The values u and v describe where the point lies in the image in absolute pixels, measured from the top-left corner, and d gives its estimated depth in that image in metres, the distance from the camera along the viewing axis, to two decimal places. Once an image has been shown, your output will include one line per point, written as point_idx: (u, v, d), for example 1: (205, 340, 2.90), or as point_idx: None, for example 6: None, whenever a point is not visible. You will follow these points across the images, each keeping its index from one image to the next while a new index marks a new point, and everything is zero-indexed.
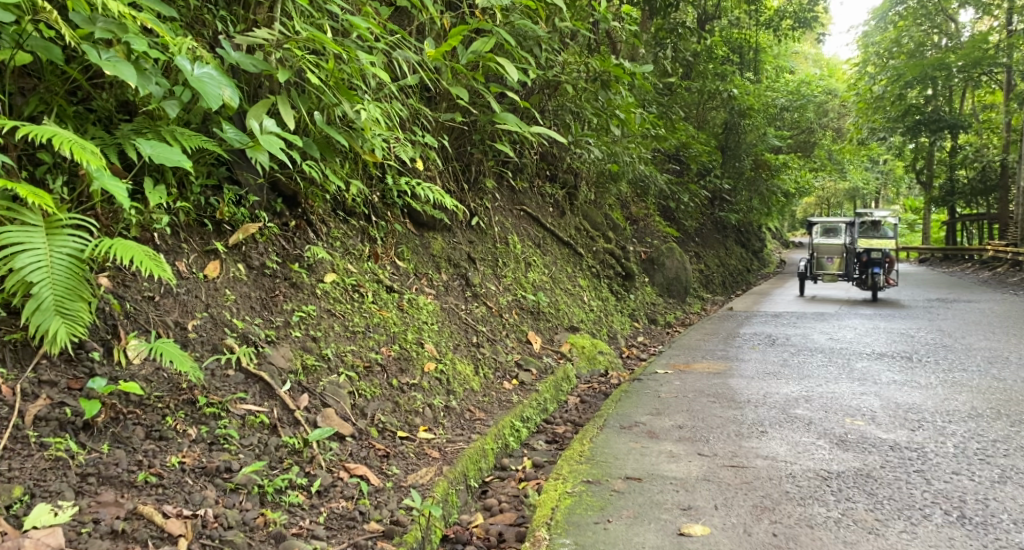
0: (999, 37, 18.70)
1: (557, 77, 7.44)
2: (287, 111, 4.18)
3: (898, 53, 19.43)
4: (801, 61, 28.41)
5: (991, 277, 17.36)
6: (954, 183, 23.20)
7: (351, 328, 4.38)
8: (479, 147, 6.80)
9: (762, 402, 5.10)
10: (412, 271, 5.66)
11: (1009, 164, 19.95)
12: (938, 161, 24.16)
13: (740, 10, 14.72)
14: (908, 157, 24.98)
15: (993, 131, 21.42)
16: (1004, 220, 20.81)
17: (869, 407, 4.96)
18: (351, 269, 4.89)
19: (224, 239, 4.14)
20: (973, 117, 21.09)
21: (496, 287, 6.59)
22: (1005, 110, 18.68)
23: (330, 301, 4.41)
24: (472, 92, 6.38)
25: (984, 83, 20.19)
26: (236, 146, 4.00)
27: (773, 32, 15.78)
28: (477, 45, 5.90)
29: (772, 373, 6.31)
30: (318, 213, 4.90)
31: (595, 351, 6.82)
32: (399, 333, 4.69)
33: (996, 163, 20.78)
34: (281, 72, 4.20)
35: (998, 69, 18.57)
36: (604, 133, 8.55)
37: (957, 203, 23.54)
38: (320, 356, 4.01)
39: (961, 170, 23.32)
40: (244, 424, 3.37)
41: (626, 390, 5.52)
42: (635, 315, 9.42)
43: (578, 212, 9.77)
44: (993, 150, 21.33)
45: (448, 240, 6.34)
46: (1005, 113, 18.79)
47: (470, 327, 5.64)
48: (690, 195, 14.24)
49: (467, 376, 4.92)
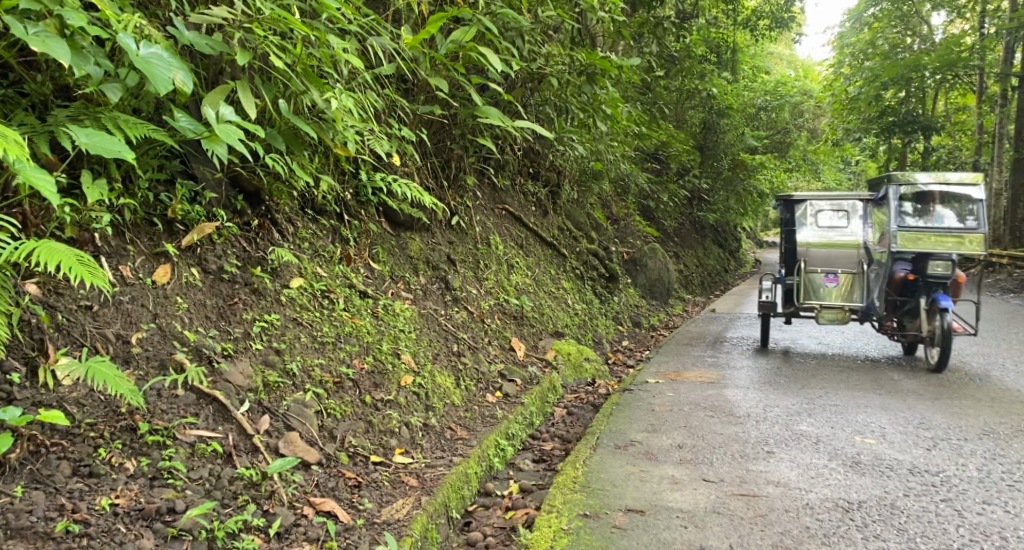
0: (971, 40, 18.75)
1: (541, 70, 7.09)
2: (247, 98, 3.75)
3: (872, 54, 19.23)
4: (777, 61, 28.36)
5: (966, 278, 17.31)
6: None
7: (319, 339, 3.99)
8: (459, 142, 6.42)
9: (763, 417, 4.75)
10: (388, 274, 5.27)
11: (982, 166, 19.99)
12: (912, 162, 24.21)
13: (718, 9, 14.52)
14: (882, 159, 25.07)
15: (966, 132, 21.52)
16: None
17: (879, 422, 4.62)
18: (321, 272, 4.48)
19: (176, 240, 3.71)
20: (946, 119, 21.15)
21: (478, 290, 6.20)
22: (977, 112, 18.71)
23: (296, 310, 4.01)
24: (453, 84, 6.01)
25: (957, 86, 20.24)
26: (189, 137, 3.58)
27: (750, 31, 15.59)
28: (458, 34, 5.53)
29: (767, 383, 5.95)
30: (284, 212, 4.48)
31: (581, 358, 6.46)
32: (373, 344, 4.30)
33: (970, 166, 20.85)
34: (242, 55, 3.78)
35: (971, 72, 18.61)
36: (586, 129, 8.23)
37: None
38: (285, 372, 3.61)
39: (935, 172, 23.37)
40: (194, 454, 2.98)
41: (617, 403, 5.14)
42: (619, 318, 9.08)
43: (561, 211, 9.42)
44: (966, 152, 21.41)
45: (426, 240, 5.95)
46: (978, 116, 18.83)
47: (450, 335, 5.26)
48: (670, 194, 13.97)
49: (447, 388, 4.54)
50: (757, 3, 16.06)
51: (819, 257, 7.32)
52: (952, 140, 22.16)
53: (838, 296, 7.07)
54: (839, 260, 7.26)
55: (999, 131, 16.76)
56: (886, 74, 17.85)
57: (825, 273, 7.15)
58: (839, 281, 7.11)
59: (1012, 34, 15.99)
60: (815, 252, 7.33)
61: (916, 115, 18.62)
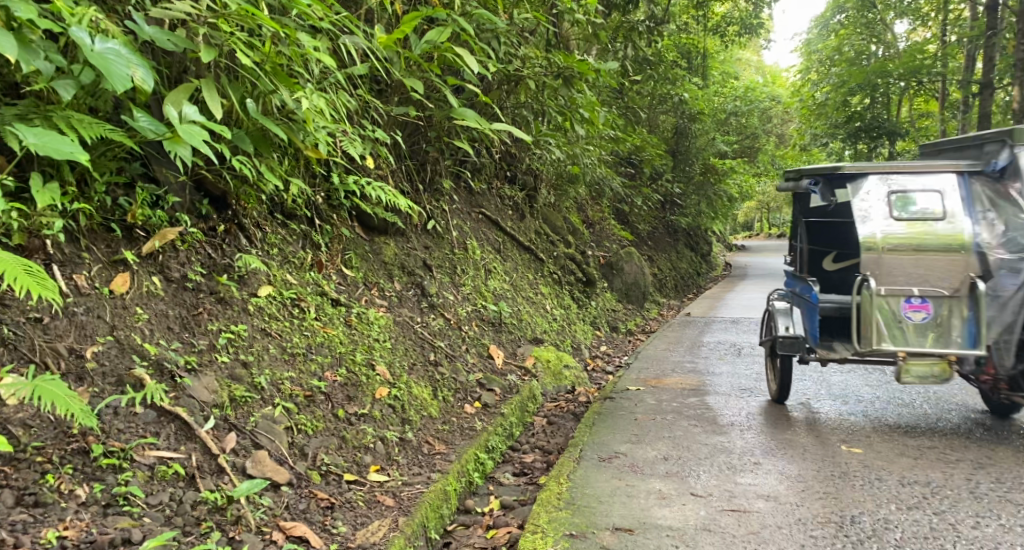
0: (935, 48, 19.02)
1: (517, 72, 6.95)
2: (212, 97, 3.56)
3: (839, 60, 19.48)
4: (747, 67, 28.62)
5: None
6: None
7: (290, 351, 3.81)
8: (434, 144, 6.25)
9: (747, 425, 4.63)
10: (361, 281, 5.10)
11: None
12: None
13: (688, 15, 14.55)
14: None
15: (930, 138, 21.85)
16: None
17: (864, 428, 4.52)
18: (291, 280, 4.30)
19: (136, 247, 3.51)
20: (911, 125, 21.46)
21: (455, 296, 6.04)
22: (941, 119, 18.99)
23: (265, 319, 3.83)
24: (428, 86, 5.85)
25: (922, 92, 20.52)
26: (150, 138, 3.38)
27: (720, 37, 15.65)
28: (433, 35, 5.38)
29: (749, 389, 5.83)
30: (252, 217, 4.29)
31: (560, 365, 6.32)
32: (346, 355, 4.13)
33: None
34: (207, 52, 3.60)
35: (935, 80, 18.90)
36: (563, 132, 8.11)
37: None
38: (253, 386, 3.43)
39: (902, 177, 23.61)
40: (153, 477, 2.79)
41: (598, 413, 5.01)
42: (597, 323, 8.96)
43: (538, 215, 9.29)
44: None
45: (401, 246, 5.77)
46: (942, 122, 19.10)
47: (427, 343, 5.10)
48: (644, 198, 13.92)
49: (425, 400, 4.39)
50: (727, 9, 16.13)
51: (905, 269, 4.55)
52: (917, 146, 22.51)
53: (925, 334, 4.44)
54: (934, 271, 4.51)
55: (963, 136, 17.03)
56: (854, 80, 17.97)
57: (899, 297, 4.51)
58: (926, 310, 4.47)
59: (974, 42, 16.28)
60: (894, 261, 4.56)
61: (882, 121, 18.98)
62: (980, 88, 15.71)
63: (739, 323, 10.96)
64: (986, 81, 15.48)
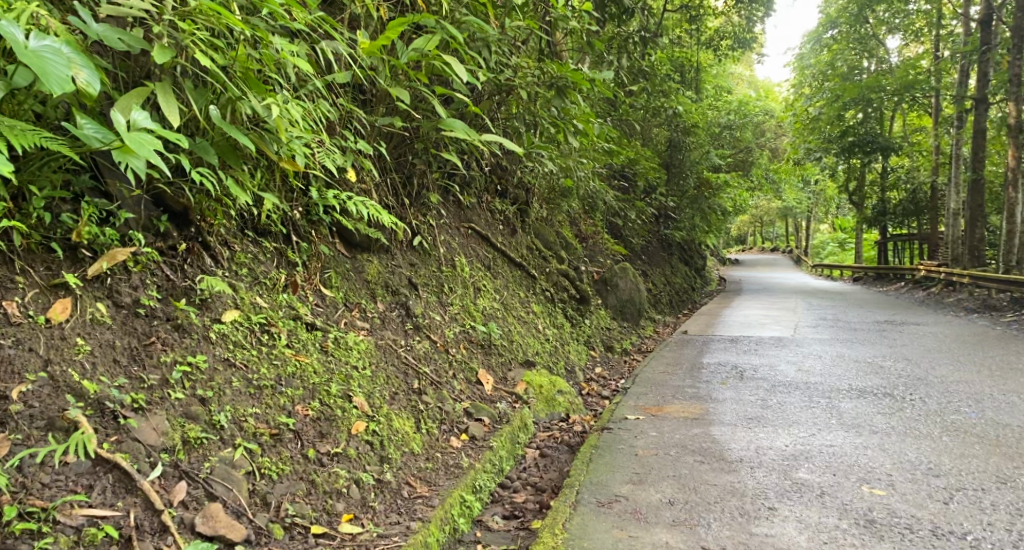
0: (928, 64, 18.94)
1: (510, 81, 6.65)
2: (168, 102, 3.25)
3: (832, 75, 19.39)
4: (740, 83, 28.49)
5: (928, 296, 17.21)
6: (885, 205, 23.10)
7: (256, 383, 3.48)
8: (422, 157, 5.93)
9: (757, 462, 4.27)
10: (341, 302, 4.75)
11: (939, 186, 20.15)
12: (869, 183, 24.13)
13: (681, 29, 14.40)
14: (841, 178, 25.28)
15: (924, 153, 21.74)
16: (934, 241, 20.91)
17: (882, 465, 4.15)
18: (261, 303, 3.94)
19: (81, 269, 3.23)
20: (904, 140, 21.36)
21: (442, 317, 5.67)
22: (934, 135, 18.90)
23: (228, 348, 3.50)
24: (414, 95, 5.55)
25: (915, 107, 20.40)
26: (97, 147, 3.07)
27: (713, 51, 15.45)
28: (420, 41, 5.11)
29: (755, 418, 5.47)
30: (219, 234, 3.95)
31: (554, 390, 5.96)
32: (320, 385, 3.78)
33: (927, 186, 21.09)
34: (162, 53, 3.30)
35: (928, 96, 18.81)
36: (556, 145, 7.82)
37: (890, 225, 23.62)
38: (210, 425, 3.16)
39: (893, 193, 23.49)
40: (79, 543, 2.60)
41: (596, 446, 4.66)
42: (591, 342, 8.60)
43: (530, 230, 8.96)
44: (924, 173, 21.60)
45: (385, 263, 5.42)
46: (934, 138, 19.02)
47: (411, 369, 4.74)
48: (637, 212, 13.62)
49: (407, 433, 4.04)
50: (720, 23, 15.95)
51: None
52: (908, 161, 22.44)
53: None
54: None
55: (956, 151, 16.97)
56: (848, 94, 17.85)
57: None
58: None
59: (967, 57, 16.26)
60: None
61: (873, 135, 19.69)
62: (973, 103, 15.69)
63: (737, 342, 10.65)
64: (980, 97, 15.46)
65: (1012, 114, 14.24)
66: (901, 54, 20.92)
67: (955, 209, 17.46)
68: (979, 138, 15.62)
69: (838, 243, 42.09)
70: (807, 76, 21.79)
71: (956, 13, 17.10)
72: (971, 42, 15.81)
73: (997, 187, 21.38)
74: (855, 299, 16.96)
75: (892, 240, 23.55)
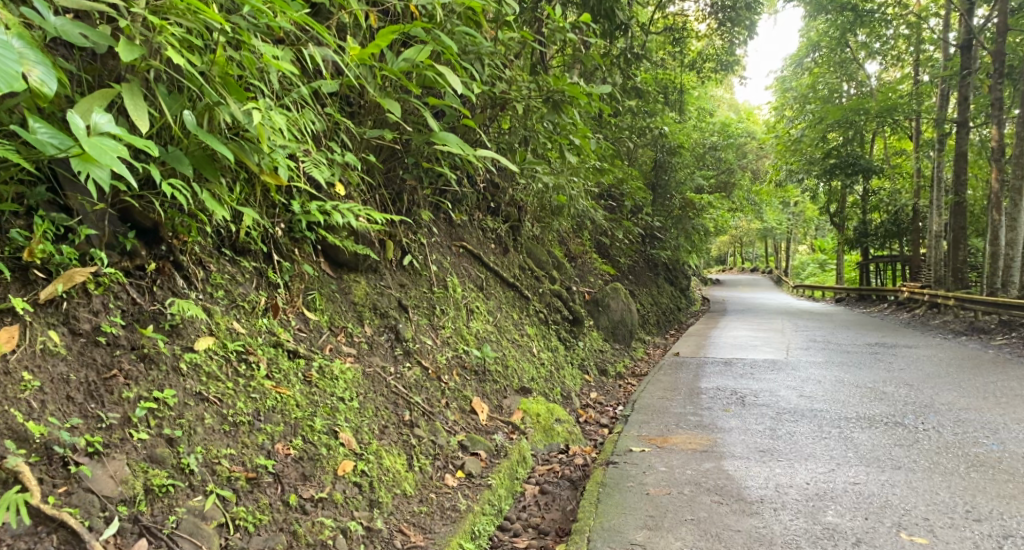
0: (908, 87, 18.92)
1: (504, 94, 6.35)
2: (135, 104, 2.90)
3: (814, 98, 19.34)
4: (722, 105, 28.45)
5: (912, 318, 17.07)
6: (866, 226, 22.98)
7: (231, 420, 3.13)
8: (413, 171, 5.60)
9: (781, 503, 4.03)
10: (326, 325, 4.39)
11: (921, 209, 20.09)
12: (851, 205, 24.09)
13: (664, 51, 14.23)
14: (823, 199, 25.27)
15: (905, 175, 21.72)
16: (917, 263, 20.81)
17: (917, 507, 4.00)
18: (239, 328, 3.58)
19: (32, 293, 2.88)
20: (885, 163, 21.33)
21: (434, 341, 5.30)
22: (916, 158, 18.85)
23: (201, 381, 3.14)
24: (406, 106, 5.25)
25: (896, 131, 20.38)
26: (52, 153, 2.71)
27: (696, 73, 15.28)
28: (412, 50, 4.81)
29: (769, 450, 5.19)
30: (193, 252, 3.59)
31: (552, 419, 5.59)
32: (303, 421, 3.44)
33: (910, 208, 21.05)
34: (129, 49, 2.95)
35: (909, 120, 18.78)
36: (548, 162, 7.51)
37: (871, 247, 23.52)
38: (178, 470, 2.84)
39: (875, 215, 23.44)
40: None
41: (603, 484, 4.35)
42: (585, 366, 8.24)
43: (522, 249, 8.62)
44: (906, 195, 21.57)
45: (374, 283, 5.06)
46: (916, 161, 18.96)
47: (401, 400, 4.38)
48: (624, 231, 13.32)
49: (398, 472, 3.70)
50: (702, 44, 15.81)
51: None
52: (889, 183, 22.45)
53: None
54: None
55: (939, 174, 16.89)
56: (831, 116, 17.77)
57: None
58: None
59: (947, 81, 16.22)
60: None
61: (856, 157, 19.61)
62: (956, 126, 15.60)
63: (731, 365, 10.37)
64: (962, 120, 15.40)
65: (995, 137, 14.21)
66: (882, 77, 20.93)
67: (939, 232, 17.37)
68: (960, 162, 15.60)
69: (818, 263, 42.13)
70: (789, 100, 21.71)
71: (935, 38, 17.17)
72: (951, 67, 15.85)
73: (978, 209, 21.41)
74: (842, 320, 16.79)
75: (875, 262, 23.48)
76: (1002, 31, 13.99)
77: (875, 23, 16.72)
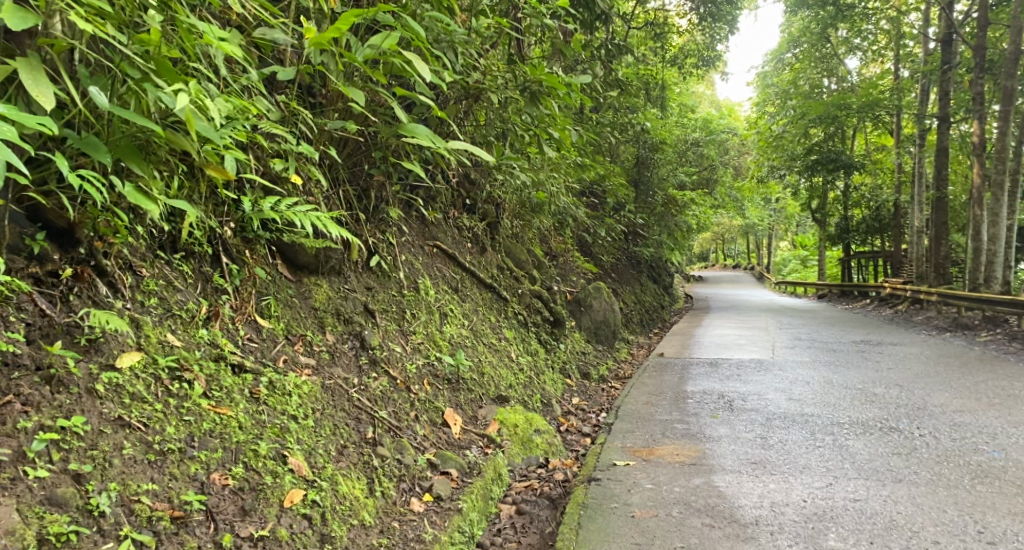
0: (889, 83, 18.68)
1: (479, 84, 5.96)
2: (34, 90, 2.59)
3: (795, 94, 19.08)
4: (704, 102, 28.17)
5: (895, 313, 16.84)
6: (847, 222, 22.80)
7: (157, 448, 2.88)
8: (381, 166, 5.19)
9: (778, 526, 3.70)
10: (282, 334, 3.99)
11: (902, 205, 19.94)
12: (832, 201, 23.91)
13: (645, 46, 13.87)
14: (803, 196, 25.14)
15: (886, 171, 21.55)
16: (897, 259, 20.65)
17: (925, 529, 3.70)
18: (175, 341, 3.27)
19: None
20: (867, 158, 21.12)
21: (404, 348, 4.91)
22: (897, 154, 18.67)
23: (122, 404, 2.89)
24: (372, 96, 4.86)
25: (877, 127, 20.18)
26: None
27: (678, 68, 14.95)
28: (377, 37, 4.40)
29: (761, 462, 4.86)
30: (121, 257, 3.27)
31: (530, 430, 5.21)
32: (246, 445, 3.16)
33: (890, 204, 20.90)
34: (24, 21, 2.61)
35: (890, 115, 18.57)
36: (526, 157, 7.13)
37: (853, 242, 23.35)
38: (85, 513, 2.59)
39: (856, 210, 23.25)
40: None
41: (584, 507, 4.01)
42: (567, 370, 7.89)
43: (500, 248, 8.24)
44: (887, 190, 21.38)
45: (337, 286, 4.65)
46: (897, 157, 18.77)
47: (365, 415, 4.00)
48: (607, 229, 12.97)
49: (356, 499, 3.39)
50: (682, 39, 15.47)
51: None
52: (870, 179, 22.26)
53: None
54: None
55: (920, 170, 16.69)
56: (814, 111, 17.49)
57: None
58: None
59: (928, 76, 16.00)
60: None
61: (837, 153, 19.41)
62: (938, 122, 15.38)
63: (717, 366, 10.05)
64: (943, 115, 15.18)
65: (977, 132, 13.99)
66: (862, 72, 20.72)
67: (922, 228, 17.17)
68: (941, 157, 15.39)
69: (799, 258, 42.04)
70: (771, 95, 21.40)
71: (915, 33, 16.95)
72: (932, 62, 15.64)
73: (959, 204, 21.28)
74: (825, 317, 16.55)
75: (856, 258, 23.33)
76: (983, 25, 13.79)
77: (857, 18, 16.46)
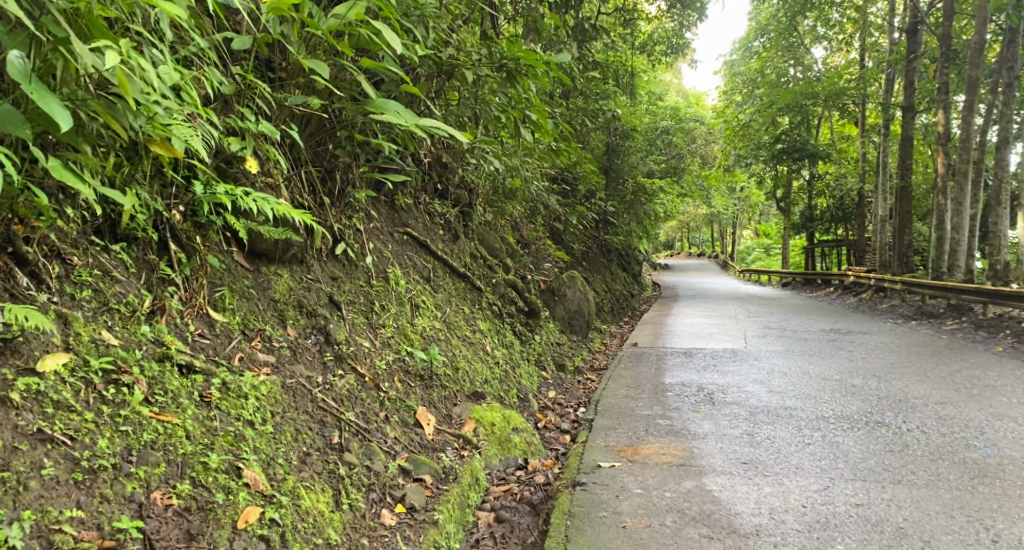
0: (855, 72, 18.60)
1: (451, 60, 5.57)
2: None
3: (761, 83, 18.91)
4: (672, 90, 27.99)
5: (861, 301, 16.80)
6: (812, 210, 22.81)
7: (85, 466, 2.56)
8: (347, 146, 4.78)
9: (781, 536, 3.44)
10: (238, 328, 3.62)
11: (866, 194, 19.96)
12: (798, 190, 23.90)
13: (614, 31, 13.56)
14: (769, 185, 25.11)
15: (851, 161, 21.56)
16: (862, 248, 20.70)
17: (936, 539, 3.45)
18: (112, 340, 2.92)
19: None
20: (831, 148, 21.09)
21: (373, 343, 4.54)
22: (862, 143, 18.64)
23: (42, 415, 2.55)
24: (336, 70, 4.46)
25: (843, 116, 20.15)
26: None
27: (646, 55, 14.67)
28: (342, 6, 3.99)
29: (755, 462, 4.58)
30: (46, 245, 2.91)
31: (508, 429, 4.88)
32: (194, 458, 2.82)
33: (855, 193, 20.92)
34: None
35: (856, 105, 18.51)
36: (499, 139, 6.76)
37: (816, 231, 23.38)
38: None
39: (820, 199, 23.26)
40: None
41: (569, 516, 3.70)
42: (543, 363, 7.58)
43: (473, 235, 7.87)
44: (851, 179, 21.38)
45: (298, 276, 4.26)
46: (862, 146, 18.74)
47: (330, 417, 3.63)
48: (578, 217, 12.66)
49: (320, 515, 3.04)
50: (650, 24, 15.18)
51: None
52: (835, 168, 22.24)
53: None
54: None
55: (883, 160, 16.64)
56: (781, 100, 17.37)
57: None
58: None
59: (893, 67, 15.90)
60: None
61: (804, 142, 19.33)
62: (902, 111, 15.31)
63: (692, 357, 9.79)
64: (908, 104, 15.10)
65: (943, 121, 13.90)
66: (828, 61, 20.64)
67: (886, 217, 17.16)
68: (906, 147, 15.32)
69: (763, 247, 42.20)
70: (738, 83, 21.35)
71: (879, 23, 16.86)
72: (897, 52, 15.55)
73: (923, 193, 21.36)
74: (793, 305, 16.44)
75: (821, 246, 23.36)
76: (949, 15, 13.69)
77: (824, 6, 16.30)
